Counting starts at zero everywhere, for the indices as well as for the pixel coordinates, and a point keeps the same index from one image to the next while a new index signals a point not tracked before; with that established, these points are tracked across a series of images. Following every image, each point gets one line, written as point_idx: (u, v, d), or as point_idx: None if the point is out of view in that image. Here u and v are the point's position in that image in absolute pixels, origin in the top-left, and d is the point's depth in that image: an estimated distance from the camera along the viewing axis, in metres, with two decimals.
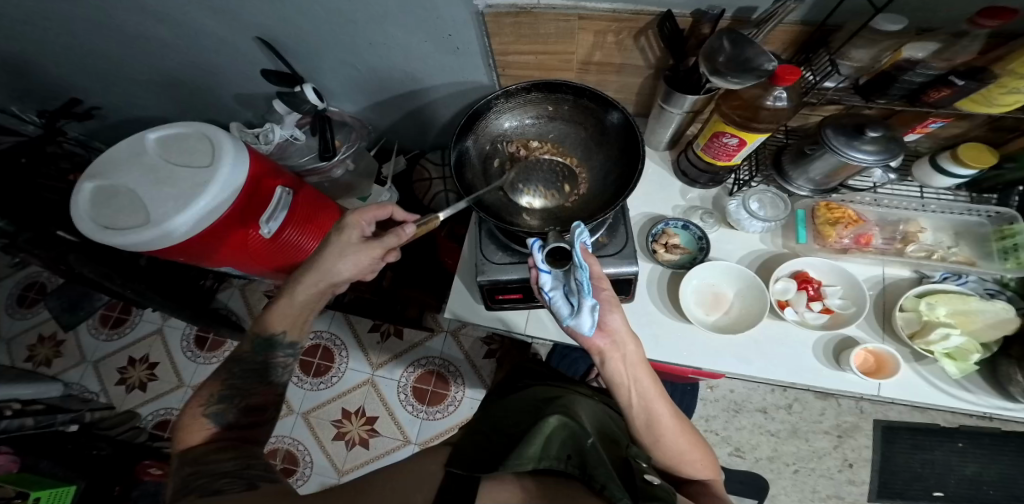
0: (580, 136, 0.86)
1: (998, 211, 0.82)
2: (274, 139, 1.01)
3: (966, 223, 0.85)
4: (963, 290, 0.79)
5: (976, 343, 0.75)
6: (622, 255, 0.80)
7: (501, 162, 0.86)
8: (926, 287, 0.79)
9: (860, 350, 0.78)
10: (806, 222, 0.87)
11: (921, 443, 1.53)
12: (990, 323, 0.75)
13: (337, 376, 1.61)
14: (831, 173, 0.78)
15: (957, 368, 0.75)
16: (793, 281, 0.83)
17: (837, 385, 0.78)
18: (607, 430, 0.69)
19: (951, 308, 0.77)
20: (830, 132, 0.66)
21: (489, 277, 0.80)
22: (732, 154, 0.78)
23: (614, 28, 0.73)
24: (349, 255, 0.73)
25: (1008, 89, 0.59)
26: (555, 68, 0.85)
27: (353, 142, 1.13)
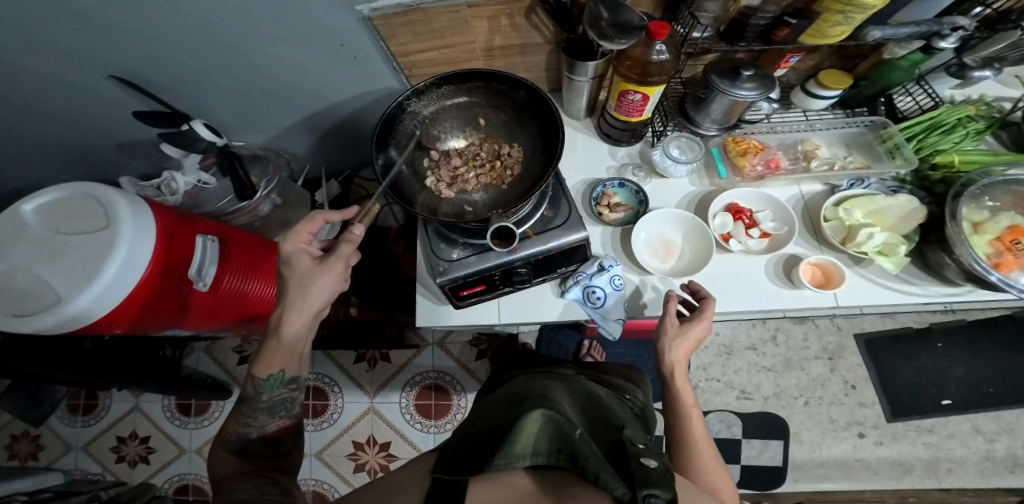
0: (502, 118, 0.87)
1: (871, 119, 0.89)
2: (179, 188, 1.04)
3: (851, 135, 0.91)
4: (869, 192, 0.83)
5: (898, 235, 0.79)
6: (569, 225, 0.83)
7: (430, 161, 0.85)
8: (839, 195, 0.84)
9: (805, 266, 0.81)
10: (722, 158, 0.90)
11: (908, 351, 1.59)
12: (902, 217, 0.80)
13: (334, 414, 1.62)
14: (728, 112, 0.85)
15: (892, 263, 0.79)
16: (727, 214, 0.87)
17: (795, 305, 0.80)
18: (588, 413, 0.69)
19: (864, 211, 0.82)
20: (715, 77, 0.73)
21: (448, 275, 0.81)
22: (641, 109, 0.81)
23: (504, 11, 0.75)
24: (312, 280, 0.72)
25: (831, 24, 0.64)
26: (460, 59, 0.87)
27: (270, 176, 1.15)
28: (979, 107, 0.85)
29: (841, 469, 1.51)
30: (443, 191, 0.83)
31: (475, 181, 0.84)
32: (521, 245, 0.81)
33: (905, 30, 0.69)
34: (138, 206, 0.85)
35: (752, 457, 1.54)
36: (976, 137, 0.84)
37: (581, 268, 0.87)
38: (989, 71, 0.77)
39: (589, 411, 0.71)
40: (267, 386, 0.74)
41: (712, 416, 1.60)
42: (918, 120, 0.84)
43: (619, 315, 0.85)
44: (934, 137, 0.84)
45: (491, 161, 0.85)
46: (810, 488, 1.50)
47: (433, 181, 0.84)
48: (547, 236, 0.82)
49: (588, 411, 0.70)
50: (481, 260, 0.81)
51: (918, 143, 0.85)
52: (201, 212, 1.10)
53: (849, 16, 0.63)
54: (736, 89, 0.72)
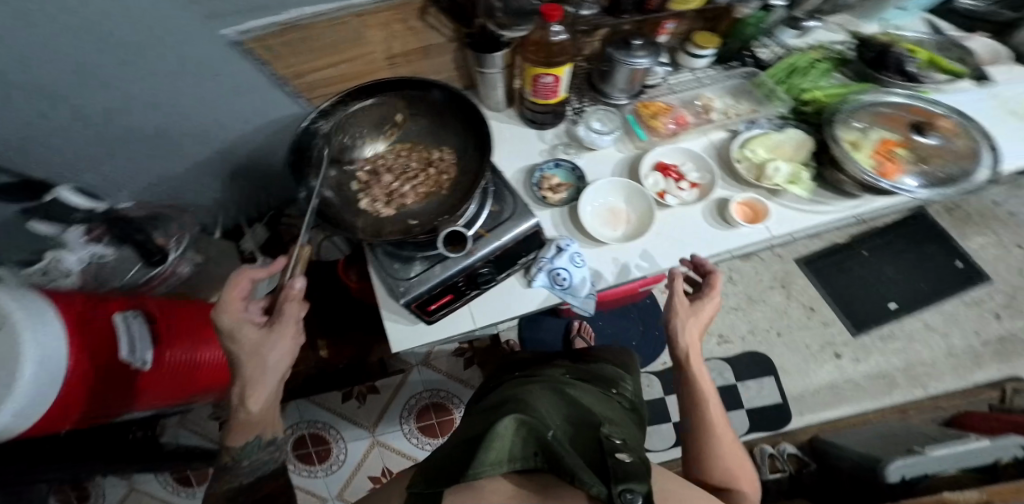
0: (421, 126, 0.86)
1: (745, 71, 0.98)
2: (72, 266, 0.93)
3: (734, 85, 0.98)
4: (763, 131, 0.90)
5: (799, 163, 0.87)
6: (518, 216, 0.83)
7: (358, 182, 0.81)
8: (742, 138, 0.90)
9: (734, 206, 0.86)
10: (638, 123, 0.94)
11: (842, 264, 1.70)
12: (796, 146, 0.89)
13: (340, 456, 1.52)
14: (630, 82, 0.91)
15: (802, 189, 0.85)
16: (657, 173, 0.90)
17: (733, 243, 0.84)
18: (574, 414, 0.69)
19: (767, 147, 0.89)
20: (612, 51, 0.84)
21: (409, 293, 0.78)
22: (556, 90, 0.83)
23: (393, 17, 0.74)
24: (263, 347, 0.67)
25: None
26: (366, 72, 0.85)
27: (178, 233, 1.06)
28: (818, 50, 0.97)
29: (832, 393, 1.57)
30: (383, 209, 0.79)
31: (413, 193, 0.80)
32: (477, 245, 0.80)
33: None
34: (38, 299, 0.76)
35: (753, 399, 1.59)
36: (824, 75, 0.94)
37: (540, 256, 0.85)
38: (818, 19, 0.90)
39: (569, 409, 0.71)
40: (247, 453, 0.69)
41: (704, 366, 1.65)
42: (775, 69, 0.94)
43: (587, 291, 0.84)
44: (789, 82, 0.93)
45: (424, 170, 0.82)
46: (818, 419, 1.55)
47: (367, 202, 0.79)
48: (500, 231, 0.82)
49: (573, 412, 0.69)
50: (441, 269, 0.79)
51: (784, 87, 0.93)
52: (109, 288, 0.97)
53: None
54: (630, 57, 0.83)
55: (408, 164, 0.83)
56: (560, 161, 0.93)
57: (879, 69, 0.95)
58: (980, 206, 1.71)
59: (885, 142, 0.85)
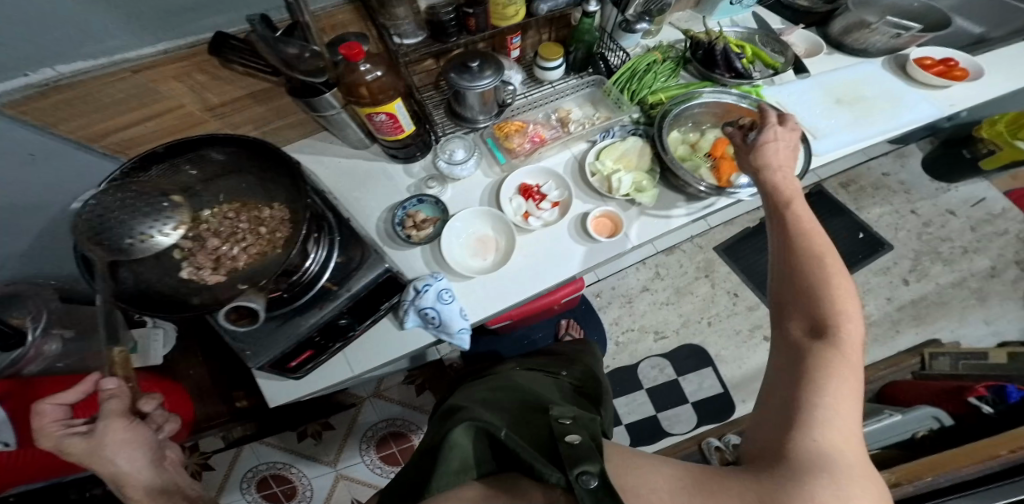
0: (251, 181, 0.77)
1: (594, 79, 1.00)
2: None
3: (589, 94, 1.01)
4: (614, 140, 0.92)
5: (641, 173, 0.88)
6: (368, 265, 0.78)
7: (179, 251, 0.69)
8: (595, 149, 0.92)
9: (591, 220, 0.87)
10: (498, 146, 0.93)
11: (761, 243, 1.78)
12: (640, 153, 0.90)
13: (307, 493, 1.58)
14: (484, 102, 0.91)
15: (648, 197, 0.87)
16: (520, 196, 0.90)
17: (593, 259, 0.85)
18: (528, 402, 0.72)
19: (616, 158, 0.89)
20: (453, 75, 0.83)
21: (257, 360, 0.72)
22: (399, 126, 0.81)
23: (184, 69, 0.71)
24: (110, 444, 0.53)
25: (501, 6, 0.76)
26: (185, 124, 0.82)
27: (36, 312, 0.99)
28: (662, 52, 1.03)
29: None
30: (211, 277, 0.68)
31: (245, 254, 0.70)
32: (323, 301, 0.75)
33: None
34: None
35: (696, 391, 1.61)
36: (670, 74, 1.00)
37: (399, 296, 0.84)
38: (645, 22, 0.95)
39: (522, 401, 0.74)
40: None
41: (645, 364, 1.67)
42: (621, 73, 0.97)
43: (462, 324, 0.82)
44: (633, 85, 0.97)
45: (254, 228, 0.72)
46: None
47: (189, 271, 0.68)
48: (351, 281, 0.77)
49: (522, 403, 0.72)
50: (289, 329, 0.74)
51: (628, 93, 0.97)
52: None
53: None
54: (474, 80, 0.83)
55: (235, 224, 0.72)
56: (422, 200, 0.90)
57: (710, 66, 1.02)
58: (872, 181, 1.76)
59: (719, 145, 0.91)
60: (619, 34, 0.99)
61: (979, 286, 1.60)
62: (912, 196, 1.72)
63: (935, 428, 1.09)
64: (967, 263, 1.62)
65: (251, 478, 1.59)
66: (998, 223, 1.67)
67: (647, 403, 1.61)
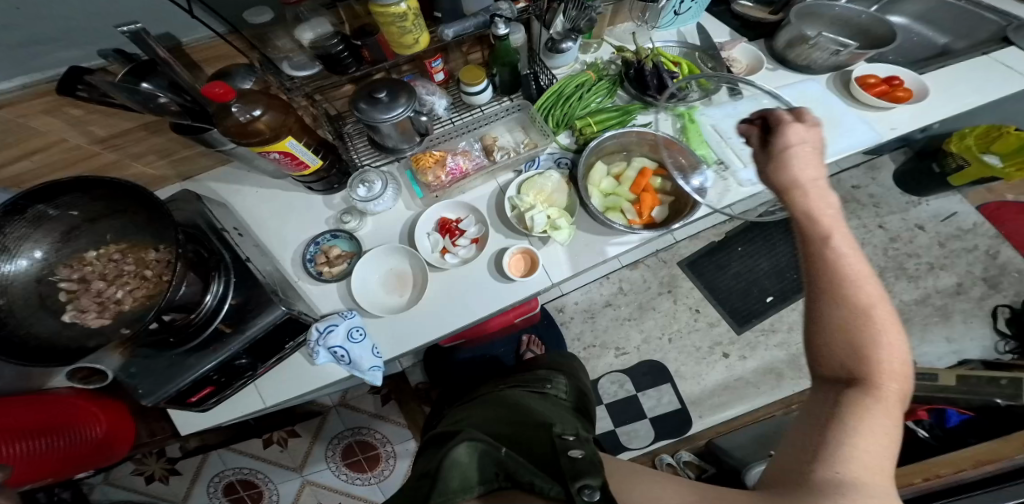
0: (136, 220, 0.72)
1: (520, 103, 0.92)
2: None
3: (516, 119, 0.93)
4: (537, 172, 0.87)
5: (558, 210, 0.84)
6: (260, 307, 0.77)
7: (64, 292, 0.66)
8: (520, 179, 0.87)
9: (508, 258, 0.85)
10: (415, 178, 0.92)
11: (722, 261, 1.74)
12: (557, 189, 0.86)
13: (273, 498, 1.59)
14: (403, 132, 0.85)
15: (563, 235, 0.83)
16: (437, 232, 0.89)
17: (504, 300, 0.84)
18: (516, 423, 0.72)
19: (534, 192, 0.85)
20: (358, 107, 0.77)
21: (148, 400, 0.73)
22: (302, 162, 0.77)
23: (52, 103, 0.67)
24: None
25: (394, 34, 0.71)
26: (76, 157, 0.79)
27: None
28: (596, 71, 0.96)
29: (729, 391, 1.60)
30: (94, 320, 0.65)
31: (132, 296, 0.68)
32: (217, 344, 0.75)
33: (470, 21, 0.76)
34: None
35: (654, 407, 1.60)
36: (606, 95, 0.93)
37: (303, 331, 0.83)
38: (571, 41, 0.94)
39: (505, 426, 0.72)
40: None
41: (605, 379, 1.65)
42: (547, 97, 0.88)
43: (376, 361, 0.81)
44: (560, 110, 0.88)
45: (143, 270, 0.69)
46: (716, 419, 1.56)
47: (72, 314, 0.65)
48: (246, 322, 0.76)
49: (511, 423, 0.72)
50: (180, 371, 0.73)
51: (554, 118, 0.89)
52: None
53: (399, 25, 0.69)
54: (386, 112, 0.76)
55: (122, 267, 0.70)
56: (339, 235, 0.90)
57: (643, 88, 0.95)
58: (841, 194, 1.72)
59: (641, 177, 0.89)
60: (547, 55, 0.97)
61: (944, 303, 1.56)
62: (882, 209, 1.69)
63: None
64: (933, 278, 1.59)
65: (217, 482, 1.59)
66: (967, 238, 1.64)
67: (606, 418, 1.61)
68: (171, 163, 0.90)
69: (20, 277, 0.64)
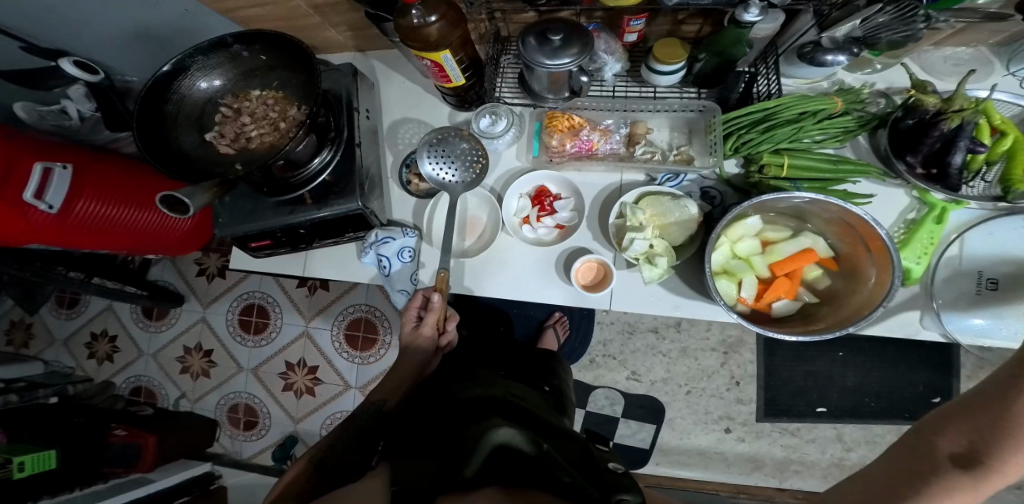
0: (298, 77, 0.76)
1: (704, 105, 0.74)
2: (74, 115, 1.07)
3: (689, 120, 0.77)
4: (670, 192, 0.72)
5: (665, 245, 0.69)
6: (346, 195, 0.75)
7: (218, 115, 0.76)
8: (643, 189, 0.73)
9: (581, 264, 0.75)
10: (540, 135, 0.82)
11: (805, 355, 1.53)
12: (680, 222, 0.70)
13: (272, 333, 1.78)
14: (553, 83, 0.74)
15: (652, 273, 0.69)
16: (529, 199, 0.80)
17: (561, 300, 0.76)
18: (530, 410, 0.69)
19: (650, 210, 0.71)
20: (526, 42, 0.69)
21: (225, 229, 0.79)
22: (446, 76, 0.74)
23: None
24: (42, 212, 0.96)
25: None
26: (287, 17, 0.84)
27: None
28: (848, 99, 0.68)
29: (700, 456, 1.55)
30: (224, 147, 0.74)
31: (258, 140, 0.75)
32: (295, 209, 0.77)
33: None
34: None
35: (626, 435, 1.59)
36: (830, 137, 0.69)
37: (368, 230, 0.82)
38: (844, 56, 0.62)
39: (531, 418, 0.66)
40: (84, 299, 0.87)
41: (599, 392, 1.63)
42: (747, 112, 0.68)
43: (405, 287, 0.84)
44: (755, 133, 0.69)
45: (275, 123, 0.75)
46: (669, 472, 1.55)
47: (213, 135, 0.75)
48: (326, 203, 0.76)
49: (534, 417, 0.66)
50: (258, 218, 0.78)
51: (737, 141, 0.70)
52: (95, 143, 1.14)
53: None
54: (550, 58, 0.68)
55: (266, 114, 0.76)
56: (439, 150, 0.79)
57: (903, 149, 0.66)
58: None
59: (790, 259, 0.72)
60: (792, 61, 0.69)
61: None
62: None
63: None
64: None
65: (242, 300, 1.82)
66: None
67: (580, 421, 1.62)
68: (354, 37, 0.90)
69: (200, 95, 0.75)
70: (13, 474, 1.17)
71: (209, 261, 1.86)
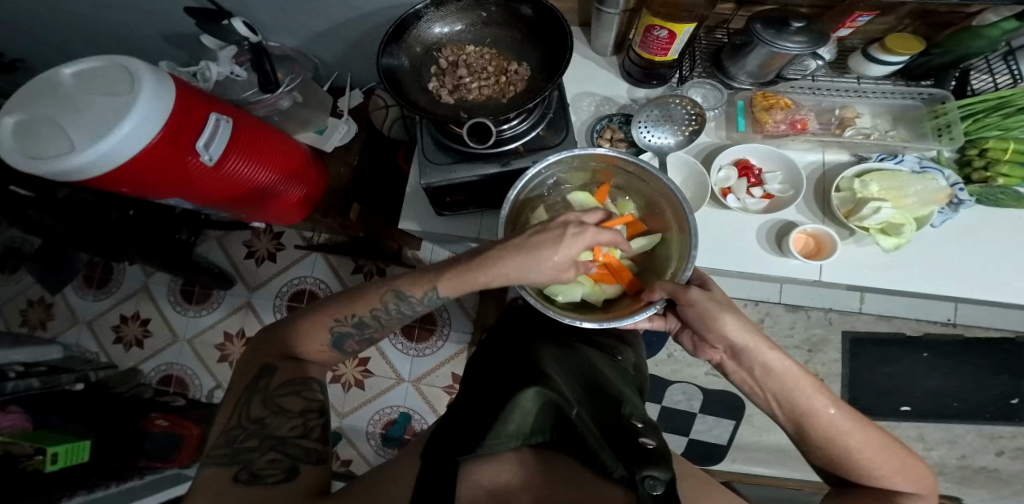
0: (521, 37, 0.80)
1: (931, 91, 0.79)
2: (213, 77, 1.06)
3: (903, 108, 0.82)
4: (898, 169, 0.76)
5: (907, 215, 0.72)
6: (562, 149, 0.76)
7: (436, 67, 0.79)
8: (862, 166, 0.77)
9: (798, 233, 0.77)
10: (744, 111, 0.85)
11: (888, 355, 1.48)
12: (919, 195, 0.73)
13: None
14: (762, 67, 0.80)
15: (890, 242, 0.74)
16: (734, 168, 0.81)
17: (782, 272, 0.77)
18: (585, 375, 0.69)
19: (882, 185, 0.75)
20: (760, 26, 0.71)
21: (431, 180, 0.76)
22: (666, 48, 0.79)
23: None
24: (211, 157, 0.93)
25: None
26: None
27: (294, 74, 1.13)
28: None
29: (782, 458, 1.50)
30: (443, 96, 0.77)
31: (478, 92, 0.78)
32: (508, 161, 0.76)
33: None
34: (159, 75, 0.84)
35: (701, 431, 1.49)
36: None
37: None
38: None
39: (580, 380, 0.67)
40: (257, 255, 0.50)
41: (675, 387, 1.53)
42: (984, 99, 0.74)
43: None
44: (993, 118, 0.74)
45: (492, 76, 0.79)
46: (745, 471, 1.47)
47: (434, 85, 0.78)
48: (538, 154, 0.76)
49: (583, 381, 0.67)
50: (466, 170, 0.77)
51: (971, 124, 0.75)
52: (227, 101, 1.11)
53: None
54: (781, 43, 0.70)
55: (484, 69, 0.80)
56: (653, 116, 0.83)
57: None
58: None
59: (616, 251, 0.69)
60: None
61: None
62: None
63: None
64: None
65: None
66: None
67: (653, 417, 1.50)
68: None
69: (422, 41, 0.78)
70: (43, 467, 0.95)
71: (258, 244, 1.64)
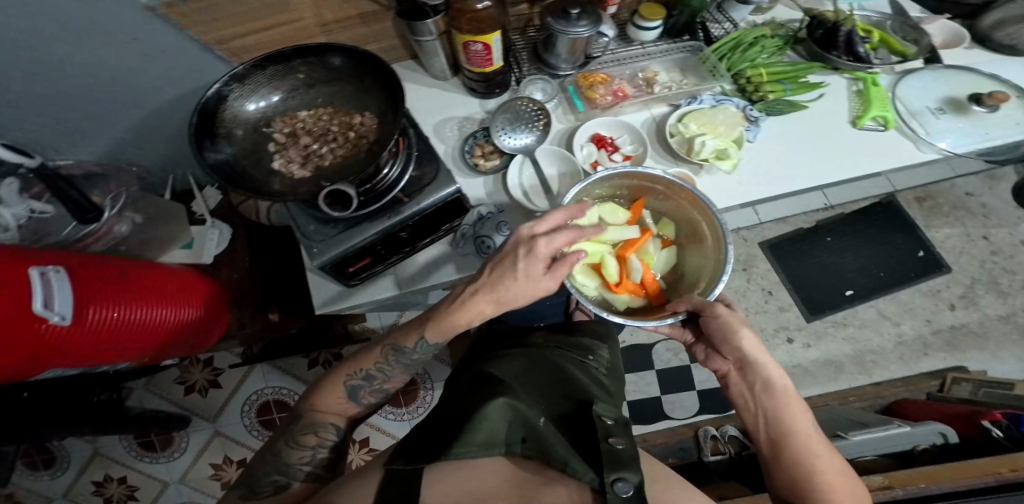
0: (346, 88, 0.85)
1: (692, 44, 0.96)
2: (9, 223, 0.91)
3: (681, 60, 0.96)
4: (706, 106, 0.89)
5: (727, 140, 0.85)
6: (440, 182, 0.80)
7: (274, 143, 0.81)
8: (678, 112, 0.89)
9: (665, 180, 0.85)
10: (578, 94, 0.94)
11: (807, 249, 1.65)
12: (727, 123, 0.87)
13: None
14: (572, 52, 0.91)
15: (728, 164, 0.84)
16: (592, 144, 0.90)
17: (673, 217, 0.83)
18: (555, 386, 0.70)
19: (699, 122, 0.87)
20: (552, 20, 0.82)
21: (323, 258, 0.77)
22: (489, 59, 0.87)
23: None
24: (61, 316, 0.76)
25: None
26: (293, 39, 0.90)
27: (115, 192, 1.07)
28: (772, 28, 0.99)
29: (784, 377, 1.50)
30: (295, 170, 0.79)
31: (331, 154, 0.80)
32: (393, 210, 0.79)
33: None
34: None
35: (704, 380, 1.55)
36: (776, 52, 0.95)
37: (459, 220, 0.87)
38: None
39: (553, 388, 0.70)
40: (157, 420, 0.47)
41: (661, 347, 1.61)
42: (725, 42, 0.93)
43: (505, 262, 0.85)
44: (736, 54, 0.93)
45: (337, 131, 0.82)
46: None
47: (280, 163, 0.79)
48: (422, 196, 0.80)
49: (556, 390, 0.68)
50: (354, 237, 0.77)
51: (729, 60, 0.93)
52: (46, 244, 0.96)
53: None
54: (572, 28, 0.81)
55: (325, 128, 0.83)
56: (509, 125, 0.91)
57: (827, 47, 0.95)
58: (951, 199, 1.69)
59: (643, 264, 0.75)
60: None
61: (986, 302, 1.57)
62: (988, 221, 1.66)
63: (938, 445, 1.09)
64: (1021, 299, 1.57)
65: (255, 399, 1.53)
66: None
67: (654, 384, 1.56)
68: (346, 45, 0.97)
69: (248, 123, 0.80)
70: None
71: (193, 375, 1.55)
